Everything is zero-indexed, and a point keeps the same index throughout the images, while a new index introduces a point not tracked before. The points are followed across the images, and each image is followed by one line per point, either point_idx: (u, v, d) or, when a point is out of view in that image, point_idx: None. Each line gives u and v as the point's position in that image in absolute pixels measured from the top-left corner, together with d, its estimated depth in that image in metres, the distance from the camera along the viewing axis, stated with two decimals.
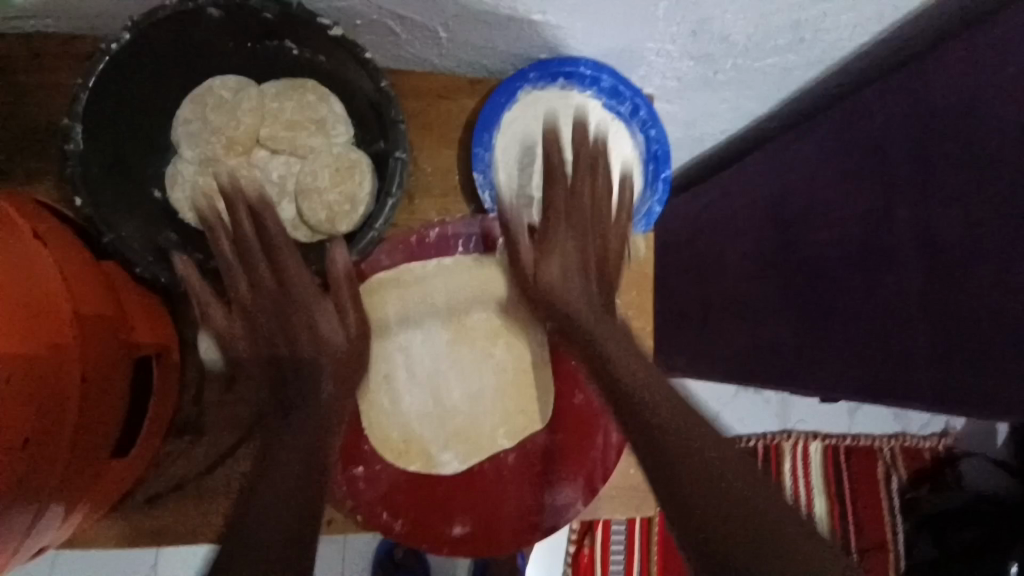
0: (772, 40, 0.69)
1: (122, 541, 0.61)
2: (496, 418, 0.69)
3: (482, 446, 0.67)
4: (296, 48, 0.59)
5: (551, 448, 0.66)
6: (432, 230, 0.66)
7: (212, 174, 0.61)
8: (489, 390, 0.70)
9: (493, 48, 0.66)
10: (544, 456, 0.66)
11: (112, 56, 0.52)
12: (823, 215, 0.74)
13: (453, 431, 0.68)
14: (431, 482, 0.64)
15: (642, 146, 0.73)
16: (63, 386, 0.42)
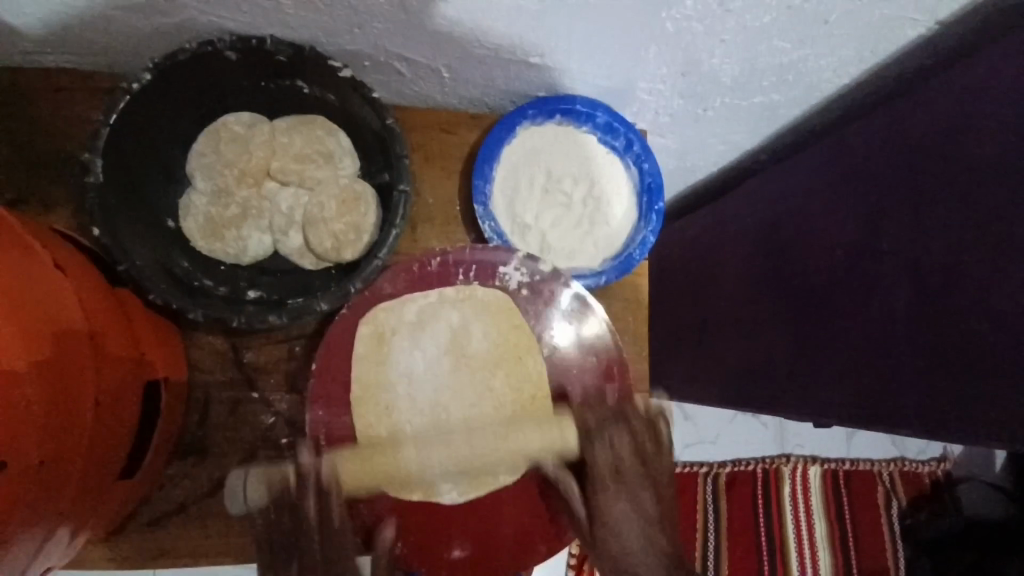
0: (758, 80, 0.73)
1: (123, 562, 0.62)
2: None
3: (482, 481, 0.64)
4: (307, 87, 0.62)
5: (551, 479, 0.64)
6: (433, 258, 0.67)
7: (224, 205, 0.64)
8: (491, 424, 0.65)
9: (492, 86, 0.70)
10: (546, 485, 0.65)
11: (133, 95, 0.55)
12: (812, 247, 0.78)
13: (454, 469, 0.62)
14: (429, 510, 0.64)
15: (636, 178, 0.75)
16: (80, 408, 0.45)
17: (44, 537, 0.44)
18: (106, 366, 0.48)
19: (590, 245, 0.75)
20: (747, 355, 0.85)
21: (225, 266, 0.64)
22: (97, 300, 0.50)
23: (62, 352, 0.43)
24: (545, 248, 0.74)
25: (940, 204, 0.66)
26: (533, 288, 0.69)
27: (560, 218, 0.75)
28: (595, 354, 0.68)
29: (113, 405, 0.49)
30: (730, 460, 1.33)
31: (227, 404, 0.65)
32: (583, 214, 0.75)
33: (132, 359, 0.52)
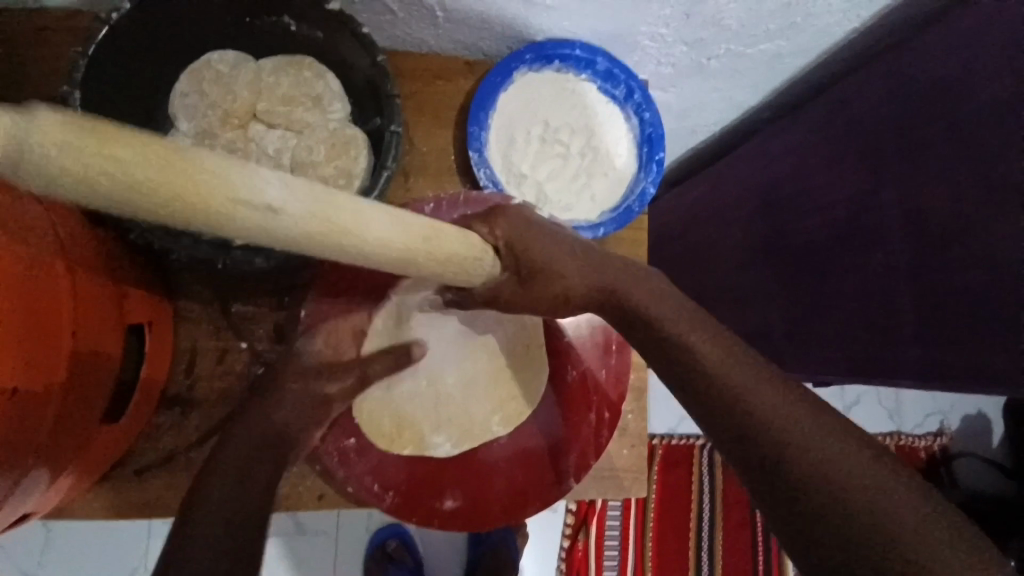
0: (762, 25, 0.70)
1: (110, 511, 0.62)
2: (489, 405, 0.68)
3: (473, 433, 0.66)
4: (293, 24, 0.61)
5: (543, 429, 0.66)
6: (427, 205, 0.63)
7: (208, 146, 0.61)
8: (482, 378, 0.70)
9: (488, 29, 0.67)
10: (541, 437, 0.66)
11: (112, 26, 0.53)
12: (815, 201, 0.76)
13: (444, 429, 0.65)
14: (420, 462, 0.64)
15: (637, 129, 0.74)
16: (56, 344, 0.43)
17: (19, 474, 0.43)
18: (85, 304, 0.47)
19: (588, 198, 0.73)
20: (747, 317, 0.84)
21: None
22: (73, 236, 0.48)
23: (36, 283, 0.42)
24: (543, 199, 0.72)
25: (949, 146, 0.65)
26: None
27: (557, 170, 0.73)
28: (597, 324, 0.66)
29: (92, 344, 0.48)
30: None
31: (216, 352, 0.64)
32: (581, 165, 0.74)
33: (112, 300, 0.51)
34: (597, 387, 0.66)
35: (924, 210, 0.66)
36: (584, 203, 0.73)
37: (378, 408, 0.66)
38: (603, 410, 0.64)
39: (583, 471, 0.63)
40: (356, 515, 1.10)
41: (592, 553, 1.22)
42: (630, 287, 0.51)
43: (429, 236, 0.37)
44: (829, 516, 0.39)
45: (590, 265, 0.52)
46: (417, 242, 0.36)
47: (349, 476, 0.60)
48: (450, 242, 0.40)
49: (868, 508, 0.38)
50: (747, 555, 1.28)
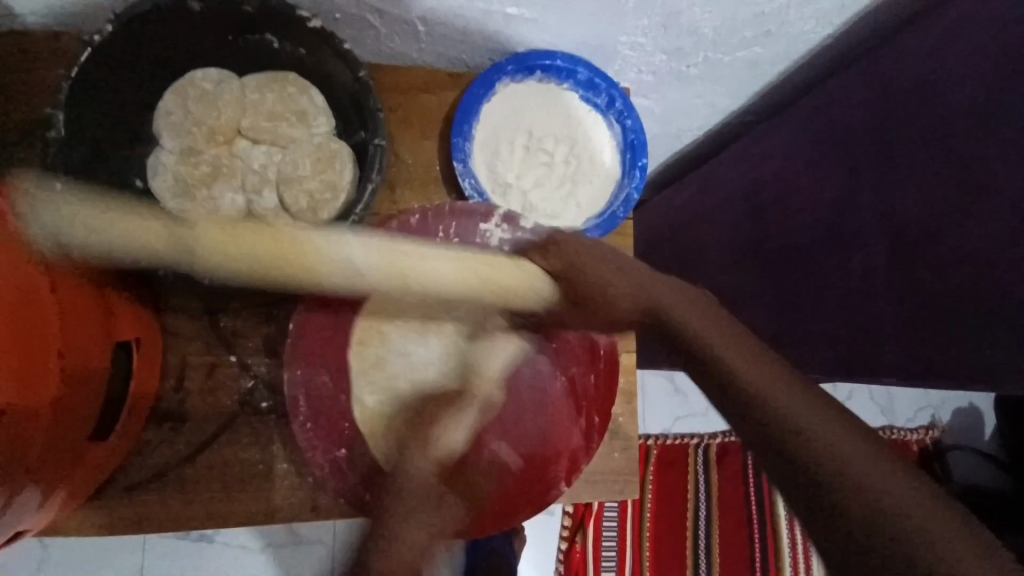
0: (739, 33, 0.71)
1: (101, 528, 0.62)
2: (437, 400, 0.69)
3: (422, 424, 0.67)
4: (277, 41, 0.62)
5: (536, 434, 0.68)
6: (414, 215, 0.64)
7: (193, 163, 0.61)
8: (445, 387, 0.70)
9: (469, 42, 0.68)
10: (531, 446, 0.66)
11: (96, 48, 0.54)
12: (797, 203, 0.78)
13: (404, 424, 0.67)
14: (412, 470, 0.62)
15: (620, 136, 0.74)
16: (42, 365, 0.44)
17: (11, 493, 0.43)
18: (72, 322, 0.47)
19: (574, 205, 0.74)
20: None
21: None
22: None
23: (21, 303, 0.42)
24: (528, 208, 0.73)
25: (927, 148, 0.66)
26: (517, 246, 0.66)
27: (542, 178, 0.74)
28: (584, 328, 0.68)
29: (81, 362, 0.48)
30: (719, 431, 1.33)
31: (206, 367, 0.64)
32: (566, 172, 0.74)
33: (98, 317, 0.51)
34: (585, 392, 0.67)
35: (901, 213, 0.68)
36: (543, 205, 0.74)
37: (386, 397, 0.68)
38: (592, 415, 0.65)
39: (574, 476, 0.63)
40: (353, 527, 1.10)
41: (590, 555, 1.23)
42: (671, 304, 0.59)
43: (484, 271, 0.55)
44: (857, 519, 0.39)
45: (638, 287, 0.61)
46: (472, 272, 0.54)
47: (341, 487, 0.61)
48: (498, 274, 0.56)
49: (866, 500, 0.39)
50: (743, 556, 1.29)
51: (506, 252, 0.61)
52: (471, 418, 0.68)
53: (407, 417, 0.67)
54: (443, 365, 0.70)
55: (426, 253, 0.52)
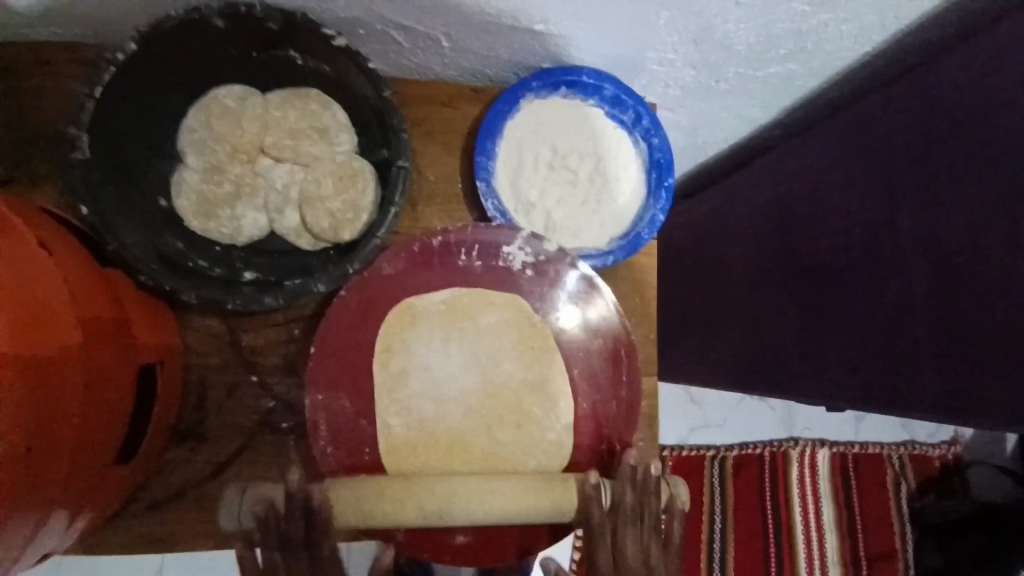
0: (773, 49, 0.69)
1: (123, 546, 0.62)
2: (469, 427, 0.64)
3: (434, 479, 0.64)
4: (300, 58, 0.60)
5: None
6: (435, 238, 0.65)
7: (216, 181, 0.61)
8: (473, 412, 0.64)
9: (495, 57, 0.67)
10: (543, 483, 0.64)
11: (118, 65, 0.53)
12: (827, 224, 0.76)
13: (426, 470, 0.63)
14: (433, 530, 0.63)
15: (646, 154, 0.73)
16: (67, 393, 0.43)
17: (40, 517, 0.43)
18: (97, 347, 0.47)
19: (597, 224, 0.72)
20: (757, 336, 0.84)
21: (219, 247, 0.62)
22: (84, 282, 0.48)
23: (48, 337, 0.42)
24: (552, 227, 0.71)
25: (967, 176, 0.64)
26: (539, 269, 0.68)
27: (567, 196, 0.73)
28: (601, 337, 0.67)
29: (106, 387, 0.48)
30: (736, 443, 1.31)
31: (225, 386, 0.64)
32: (590, 190, 0.73)
33: (122, 340, 0.51)
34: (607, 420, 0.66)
35: (944, 240, 0.65)
36: (570, 224, 0.72)
37: (420, 423, 0.63)
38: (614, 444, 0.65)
39: None
40: None
41: None
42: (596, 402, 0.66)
43: (506, 414, 0.65)
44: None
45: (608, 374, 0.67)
46: (503, 429, 0.64)
47: None
48: (525, 404, 0.65)
49: None
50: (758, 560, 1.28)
51: (545, 397, 0.66)
52: (510, 437, 0.64)
53: (446, 443, 0.63)
54: (467, 381, 0.64)
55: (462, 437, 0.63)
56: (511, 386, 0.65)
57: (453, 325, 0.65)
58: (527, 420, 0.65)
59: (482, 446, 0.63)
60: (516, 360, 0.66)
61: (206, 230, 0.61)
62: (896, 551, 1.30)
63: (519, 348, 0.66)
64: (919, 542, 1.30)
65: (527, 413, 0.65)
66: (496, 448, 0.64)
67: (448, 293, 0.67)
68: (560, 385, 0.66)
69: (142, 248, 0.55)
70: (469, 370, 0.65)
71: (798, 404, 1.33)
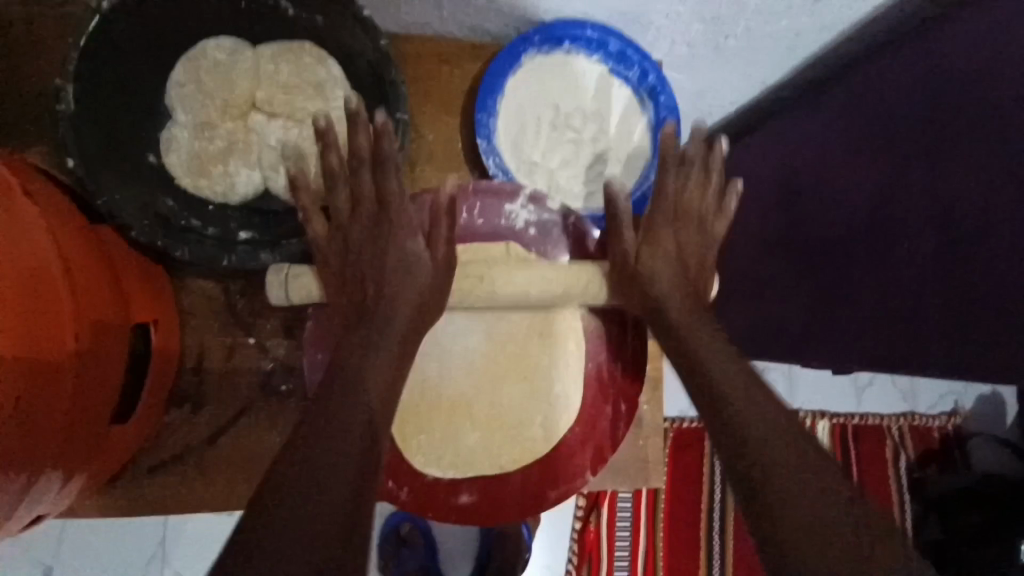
0: (783, 2, 0.67)
1: (123, 509, 0.62)
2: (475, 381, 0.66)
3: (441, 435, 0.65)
4: (291, 9, 0.58)
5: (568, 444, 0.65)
6: (438, 197, 0.62)
7: (209, 139, 0.60)
8: (479, 364, 0.66)
9: (496, 11, 0.65)
10: (550, 441, 0.65)
11: (104, 15, 0.51)
12: (835, 185, 0.74)
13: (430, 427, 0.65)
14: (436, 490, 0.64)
15: (652, 113, 0.71)
16: (56, 353, 0.42)
17: (30, 479, 0.42)
18: (87, 307, 0.46)
19: (600, 187, 0.71)
20: (763, 302, 0.83)
21: (213, 206, 0.60)
22: (77, 241, 0.47)
23: (30, 294, 0.40)
24: (554, 187, 0.70)
25: (981, 133, 0.62)
26: (543, 229, 0.66)
27: (570, 157, 0.71)
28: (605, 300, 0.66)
29: (97, 348, 0.47)
30: None
31: (223, 349, 0.63)
32: (593, 151, 0.71)
33: (114, 300, 0.50)
34: (612, 380, 0.66)
35: (957, 198, 0.63)
36: (572, 185, 0.71)
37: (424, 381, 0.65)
38: (620, 403, 0.65)
39: (598, 467, 0.64)
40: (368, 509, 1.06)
41: (605, 535, 1.16)
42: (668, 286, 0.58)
43: (510, 368, 0.66)
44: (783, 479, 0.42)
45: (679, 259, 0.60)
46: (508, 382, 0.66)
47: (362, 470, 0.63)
48: (528, 360, 0.66)
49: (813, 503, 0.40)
50: None
51: (550, 353, 0.66)
52: (517, 391, 0.66)
53: (450, 402, 0.66)
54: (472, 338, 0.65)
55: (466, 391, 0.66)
56: (514, 343, 0.66)
57: None
58: (533, 379, 0.66)
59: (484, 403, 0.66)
60: (517, 316, 0.66)
61: (199, 189, 0.59)
62: (894, 522, 1.31)
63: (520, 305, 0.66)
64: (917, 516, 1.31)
65: (533, 369, 0.66)
66: (502, 403, 0.66)
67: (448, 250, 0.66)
68: (564, 341, 0.66)
69: (133, 205, 0.53)
70: (474, 329, 0.65)
71: (798, 373, 1.33)
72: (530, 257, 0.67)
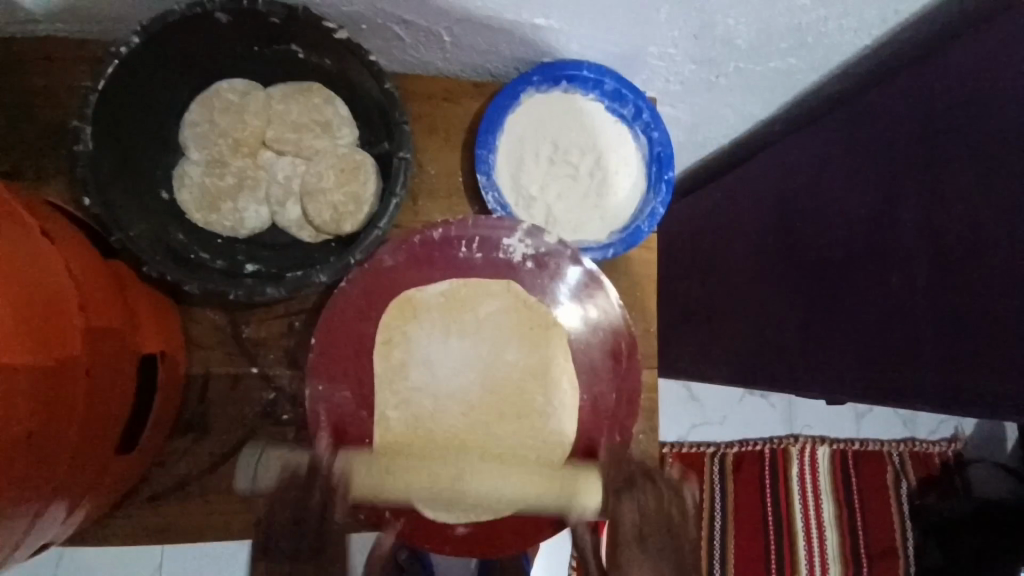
0: (774, 43, 0.69)
1: (126, 536, 0.63)
2: (469, 419, 0.65)
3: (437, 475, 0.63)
4: (302, 52, 0.61)
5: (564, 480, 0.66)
6: (435, 231, 0.65)
7: (219, 174, 0.62)
8: (475, 397, 0.65)
9: (496, 52, 0.67)
10: (545, 477, 0.65)
11: (122, 60, 0.53)
12: (828, 218, 0.76)
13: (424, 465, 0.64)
14: (435, 526, 0.63)
15: (646, 148, 0.73)
16: (72, 385, 0.44)
17: (40, 507, 0.44)
18: (102, 339, 0.47)
19: (597, 219, 0.73)
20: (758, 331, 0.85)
21: (222, 239, 0.62)
22: (85, 270, 0.48)
23: (49, 333, 0.41)
24: (552, 220, 0.72)
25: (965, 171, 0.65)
26: (540, 261, 0.68)
27: (567, 190, 0.73)
28: (602, 330, 0.67)
29: (108, 379, 0.48)
30: (736, 439, 1.32)
31: (227, 379, 0.65)
32: (590, 185, 0.73)
33: (126, 331, 0.51)
34: (608, 409, 0.67)
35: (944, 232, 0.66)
36: (570, 218, 0.73)
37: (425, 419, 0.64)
38: (614, 434, 0.66)
39: None
40: None
41: None
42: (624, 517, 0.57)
43: (505, 401, 0.66)
44: None
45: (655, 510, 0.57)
46: (506, 413, 0.66)
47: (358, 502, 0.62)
48: (525, 390, 0.66)
49: None
50: (759, 553, 1.28)
51: (545, 386, 0.67)
52: (511, 428, 0.66)
53: (446, 440, 0.64)
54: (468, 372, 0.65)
55: (462, 427, 0.65)
56: (512, 377, 0.66)
57: (454, 317, 0.67)
58: (531, 413, 0.66)
59: (477, 442, 0.65)
60: (515, 348, 0.67)
61: (209, 222, 0.61)
62: (896, 549, 1.30)
63: (519, 336, 0.67)
64: (920, 544, 1.30)
65: (530, 406, 0.66)
66: (498, 444, 0.65)
67: (446, 284, 0.68)
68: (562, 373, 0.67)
69: (146, 240, 0.55)
70: (470, 366, 0.66)
71: (798, 400, 1.34)
72: (529, 294, 0.68)
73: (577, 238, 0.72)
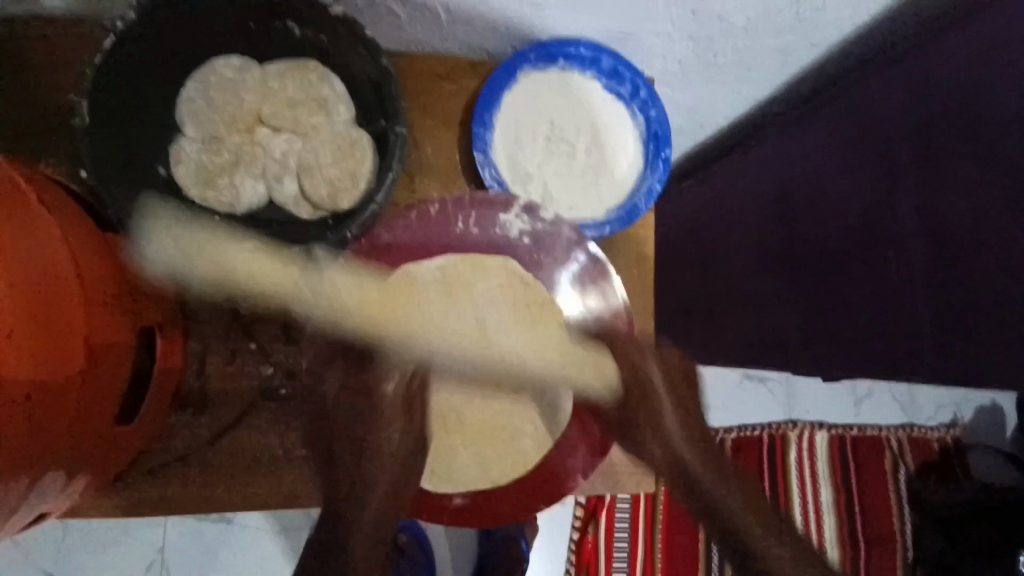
0: (771, 20, 0.69)
1: (127, 508, 0.64)
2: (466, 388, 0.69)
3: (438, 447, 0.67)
4: (298, 28, 0.61)
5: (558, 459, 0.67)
6: (433, 205, 0.65)
7: (215, 152, 0.62)
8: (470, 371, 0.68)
9: (492, 30, 0.67)
10: (539, 451, 0.68)
11: (119, 35, 0.54)
12: (826, 198, 0.76)
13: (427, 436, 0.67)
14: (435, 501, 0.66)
15: (643, 127, 0.73)
16: (68, 354, 0.44)
17: (36, 476, 0.44)
18: (98, 310, 0.47)
19: (594, 197, 0.73)
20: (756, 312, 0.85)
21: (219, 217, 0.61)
22: (85, 241, 0.49)
23: (44, 299, 0.42)
24: (548, 198, 0.72)
25: None
26: (537, 238, 0.69)
27: (563, 168, 0.73)
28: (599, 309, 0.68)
29: (105, 351, 0.48)
30: (736, 425, 1.31)
31: (225, 355, 0.65)
32: (587, 164, 0.73)
33: (123, 304, 0.52)
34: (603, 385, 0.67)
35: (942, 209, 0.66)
36: (567, 196, 0.73)
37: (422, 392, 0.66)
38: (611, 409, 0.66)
39: (590, 470, 0.66)
40: None
41: (603, 548, 1.17)
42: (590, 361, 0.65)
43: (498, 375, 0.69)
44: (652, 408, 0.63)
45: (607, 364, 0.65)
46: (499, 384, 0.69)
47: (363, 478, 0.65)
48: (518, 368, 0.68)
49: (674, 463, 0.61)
50: None
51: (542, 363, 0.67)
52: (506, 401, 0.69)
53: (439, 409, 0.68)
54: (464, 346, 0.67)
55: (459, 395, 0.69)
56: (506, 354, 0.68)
57: (451, 297, 0.67)
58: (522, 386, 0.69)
59: (474, 410, 0.69)
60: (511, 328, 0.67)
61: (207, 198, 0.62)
62: (893, 534, 1.31)
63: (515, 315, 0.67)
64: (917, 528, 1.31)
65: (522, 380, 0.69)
66: (493, 413, 0.69)
67: (444, 260, 0.68)
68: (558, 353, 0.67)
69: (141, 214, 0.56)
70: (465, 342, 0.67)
71: (798, 383, 1.33)
72: (525, 270, 0.69)
73: (573, 215, 0.73)
